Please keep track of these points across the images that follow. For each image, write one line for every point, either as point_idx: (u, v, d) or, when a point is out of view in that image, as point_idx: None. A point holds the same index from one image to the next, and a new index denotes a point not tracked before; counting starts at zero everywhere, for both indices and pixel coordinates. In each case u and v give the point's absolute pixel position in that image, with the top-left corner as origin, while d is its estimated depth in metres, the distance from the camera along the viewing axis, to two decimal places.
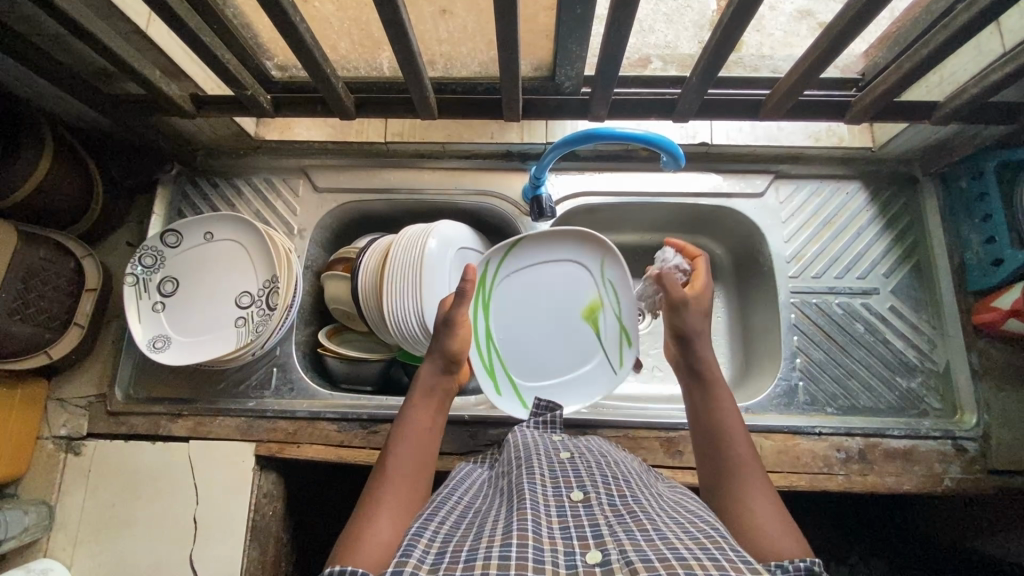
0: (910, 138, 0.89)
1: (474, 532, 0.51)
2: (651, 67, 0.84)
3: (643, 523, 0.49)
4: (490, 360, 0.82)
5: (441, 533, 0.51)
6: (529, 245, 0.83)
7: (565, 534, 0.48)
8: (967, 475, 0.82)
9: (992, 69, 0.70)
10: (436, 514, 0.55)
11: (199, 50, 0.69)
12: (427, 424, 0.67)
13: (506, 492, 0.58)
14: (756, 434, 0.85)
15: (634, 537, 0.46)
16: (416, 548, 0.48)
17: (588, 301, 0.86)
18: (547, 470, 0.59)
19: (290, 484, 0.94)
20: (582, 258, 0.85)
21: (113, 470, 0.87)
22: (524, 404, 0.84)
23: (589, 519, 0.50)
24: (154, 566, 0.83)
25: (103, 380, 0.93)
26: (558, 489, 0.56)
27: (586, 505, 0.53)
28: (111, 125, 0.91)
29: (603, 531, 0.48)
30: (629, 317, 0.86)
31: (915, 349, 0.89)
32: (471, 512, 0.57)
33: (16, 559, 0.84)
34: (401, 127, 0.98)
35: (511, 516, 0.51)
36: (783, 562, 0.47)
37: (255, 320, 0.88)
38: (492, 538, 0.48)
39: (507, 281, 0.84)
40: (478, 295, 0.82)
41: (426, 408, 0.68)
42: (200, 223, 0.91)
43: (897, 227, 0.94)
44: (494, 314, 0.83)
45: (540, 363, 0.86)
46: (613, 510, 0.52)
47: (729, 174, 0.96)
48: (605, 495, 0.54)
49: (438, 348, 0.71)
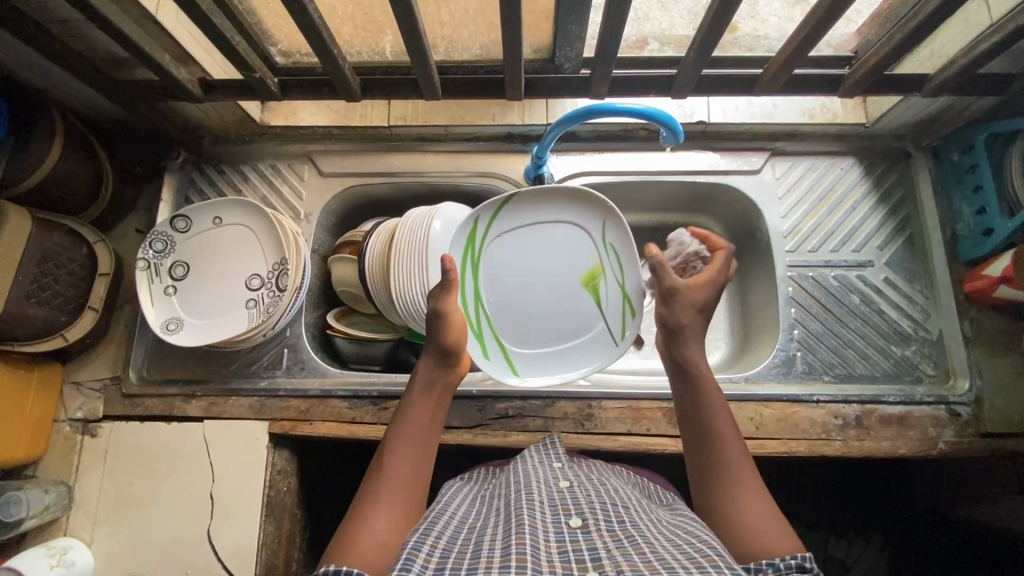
0: (902, 114, 0.91)
1: (471, 551, 0.52)
2: (649, 49, 0.86)
3: (641, 547, 0.51)
4: (479, 325, 0.85)
5: (438, 548, 0.53)
6: (519, 204, 0.84)
7: (563, 557, 0.50)
8: (960, 438, 0.85)
9: (979, 40, 0.72)
10: (433, 529, 0.57)
11: (210, 33, 0.70)
12: (425, 420, 0.69)
13: (505, 513, 0.60)
14: (756, 402, 0.87)
15: (633, 559, 0.49)
16: (414, 563, 0.50)
17: (589, 265, 0.86)
18: (546, 497, 0.61)
19: (303, 462, 0.96)
20: (583, 219, 0.85)
21: (129, 451, 0.89)
22: (512, 369, 0.88)
23: (587, 543, 0.53)
24: (172, 542, 0.85)
25: (117, 363, 0.95)
26: (557, 516, 0.58)
27: (584, 531, 0.55)
28: (119, 112, 0.92)
29: (600, 554, 0.51)
30: (633, 284, 0.85)
31: (909, 319, 0.92)
32: (467, 530, 0.59)
33: (35, 539, 0.86)
34: (403, 111, 0.99)
35: (509, 538, 0.53)
36: (774, 561, 0.52)
37: (266, 301, 0.90)
38: (490, 560, 0.50)
39: (497, 243, 0.85)
40: (466, 256, 0.84)
41: (424, 406, 0.70)
42: (208, 208, 0.93)
43: (890, 201, 0.96)
44: (484, 278, 0.86)
45: (532, 330, 0.88)
46: (612, 535, 0.54)
47: (726, 152, 0.98)
48: (603, 522, 0.56)
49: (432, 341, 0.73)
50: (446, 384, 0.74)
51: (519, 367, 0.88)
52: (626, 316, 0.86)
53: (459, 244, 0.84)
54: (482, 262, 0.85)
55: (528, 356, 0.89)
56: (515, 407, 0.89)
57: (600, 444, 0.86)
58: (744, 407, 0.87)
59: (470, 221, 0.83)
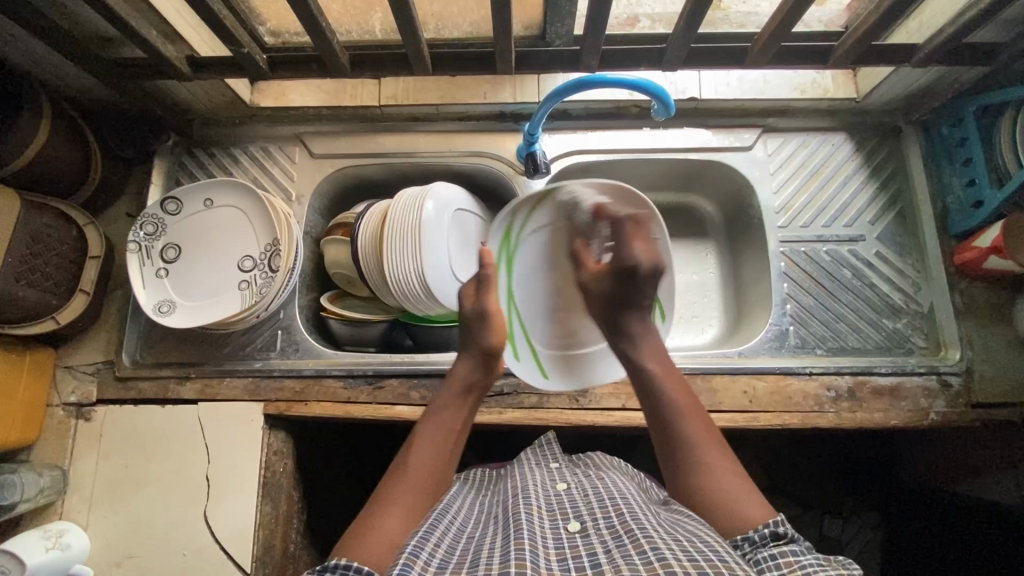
0: (891, 88, 0.91)
1: (472, 558, 0.53)
2: (640, 26, 0.86)
3: (641, 544, 0.51)
4: (511, 324, 0.87)
5: (438, 557, 0.53)
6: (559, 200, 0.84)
7: (563, 565, 0.50)
8: (951, 408, 0.86)
9: (967, 9, 0.73)
10: (434, 534, 0.56)
11: (197, 8, 0.70)
12: (455, 423, 0.70)
13: (503, 519, 0.61)
14: (749, 376, 0.88)
15: (633, 561, 0.48)
16: (413, 568, 0.50)
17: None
18: (544, 504, 0.63)
19: (298, 444, 0.96)
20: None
21: (123, 434, 0.88)
22: (544, 373, 0.88)
23: (586, 548, 0.53)
24: (169, 524, 0.85)
25: (110, 347, 0.94)
26: (556, 523, 0.59)
27: (584, 535, 0.56)
28: (107, 93, 0.91)
29: (601, 559, 0.50)
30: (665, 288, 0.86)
31: (901, 292, 0.93)
32: (467, 538, 0.59)
33: (31, 522, 0.86)
34: (394, 90, 0.98)
35: (508, 543, 0.53)
36: (750, 535, 0.54)
37: (258, 282, 0.89)
38: (491, 566, 0.50)
39: (533, 241, 0.88)
40: (502, 252, 0.86)
41: (455, 410, 0.71)
42: (198, 190, 0.92)
43: (881, 176, 0.97)
44: (517, 274, 0.89)
45: (562, 330, 0.89)
46: (612, 533, 0.54)
47: (718, 129, 0.98)
48: (602, 521, 0.57)
49: (474, 342, 0.74)
50: (482, 390, 0.74)
51: (549, 369, 0.88)
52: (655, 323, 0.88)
53: (496, 237, 0.86)
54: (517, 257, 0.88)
55: (558, 358, 0.89)
56: (510, 385, 0.90)
57: (595, 419, 0.87)
58: (737, 380, 0.87)
59: (510, 215, 0.84)
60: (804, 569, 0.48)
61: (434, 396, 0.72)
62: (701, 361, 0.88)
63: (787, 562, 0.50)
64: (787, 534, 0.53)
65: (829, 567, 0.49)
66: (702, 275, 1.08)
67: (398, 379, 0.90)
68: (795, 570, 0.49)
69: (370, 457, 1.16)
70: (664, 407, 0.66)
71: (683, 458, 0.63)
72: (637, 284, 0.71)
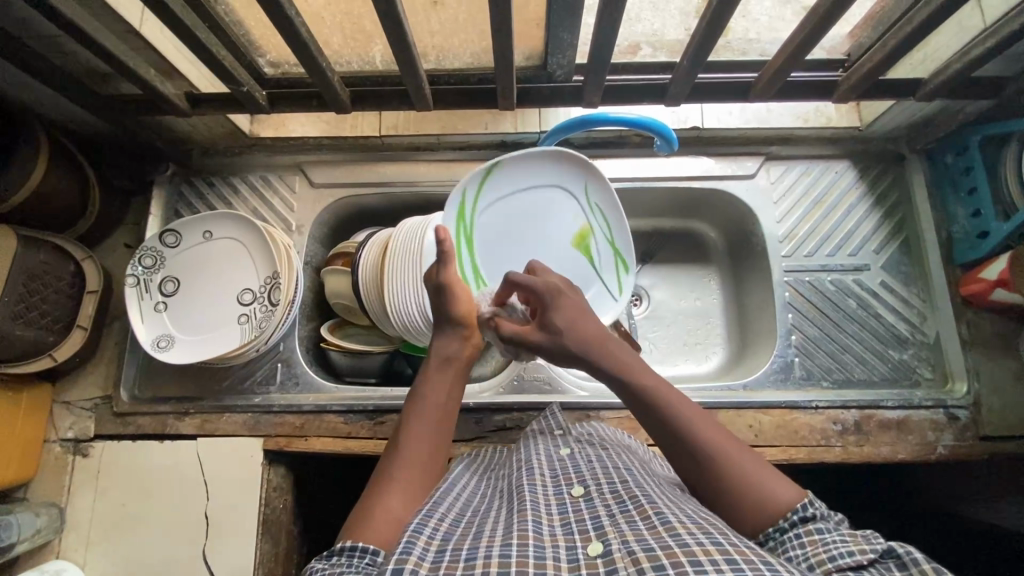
0: (895, 116, 0.90)
1: (475, 531, 0.51)
2: (641, 54, 0.83)
3: (645, 509, 0.49)
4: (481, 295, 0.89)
5: (441, 530, 0.51)
6: (510, 167, 0.86)
7: (566, 530, 0.49)
8: (958, 442, 0.85)
9: (973, 44, 0.72)
10: (437, 509, 0.54)
11: (196, 49, 0.70)
12: (442, 396, 0.65)
13: (507, 493, 0.59)
14: (754, 410, 0.87)
15: (637, 527, 0.47)
16: (415, 546, 0.47)
17: (577, 228, 0.91)
18: (547, 470, 0.60)
19: (298, 478, 0.95)
20: (569, 183, 0.89)
21: (122, 469, 0.88)
22: None
23: (590, 512, 0.51)
24: (168, 560, 0.84)
25: (108, 382, 0.93)
26: (560, 488, 0.57)
27: (587, 499, 0.54)
28: (103, 124, 0.90)
29: (603, 522, 0.49)
30: (622, 239, 0.91)
31: (907, 322, 0.92)
32: (470, 510, 0.57)
33: (28, 562, 0.85)
34: (395, 120, 0.97)
35: (511, 516, 0.52)
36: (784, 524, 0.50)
37: (257, 316, 0.89)
38: (492, 538, 0.48)
39: (488, 212, 0.88)
40: (459, 231, 0.86)
41: (440, 382, 0.66)
42: (198, 222, 0.92)
43: (885, 204, 0.96)
44: (479, 250, 0.88)
45: None
46: (615, 498, 0.52)
47: (720, 157, 0.97)
48: (606, 485, 0.55)
49: (446, 318, 0.72)
50: (464, 362, 0.70)
51: None
52: (619, 273, 0.93)
53: (451, 215, 0.85)
54: (475, 234, 0.87)
55: None
56: (513, 419, 0.89)
57: None
58: (742, 415, 0.87)
59: (460, 193, 0.84)
60: (826, 544, 0.47)
61: (416, 377, 0.68)
62: (705, 395, 0.88)
63: (811, 539, 0.49)
64: (815, 514, 0.50)
65: (851, 540, 0.47)
66: (704, 302, 1.07)
67: (399, 413, 0.89)
68: (818, 548, 0.48)
69: None
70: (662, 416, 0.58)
71: (700, 466, 0.55)
72: (559, 300, 0.69)
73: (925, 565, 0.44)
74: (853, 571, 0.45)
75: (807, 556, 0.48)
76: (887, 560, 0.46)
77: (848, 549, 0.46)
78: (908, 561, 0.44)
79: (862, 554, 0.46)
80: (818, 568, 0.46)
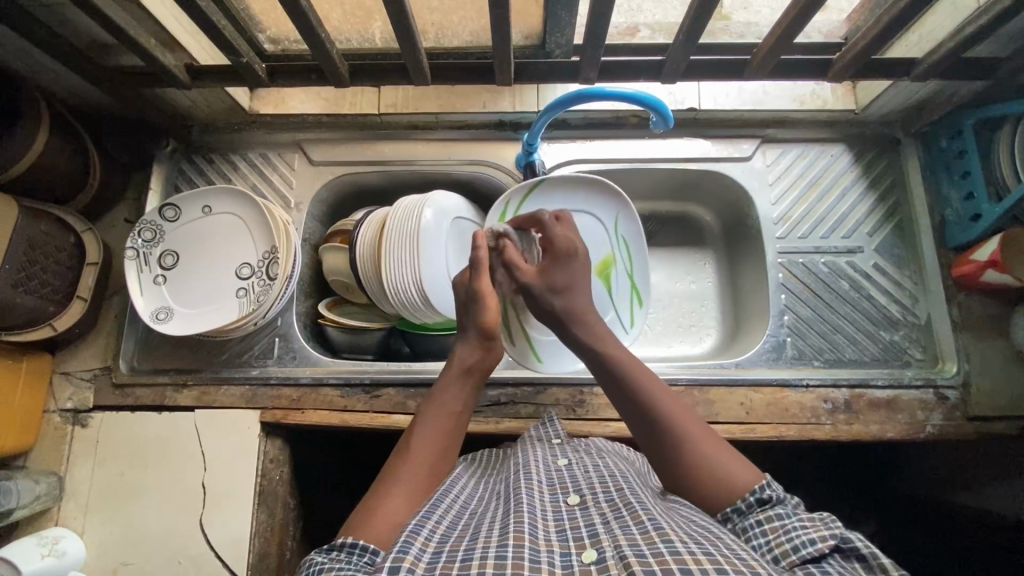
0: (890, 100, 0.91)
1: (471, 533, 0.51)
2: (640, 35, 0.85)
3: (639, 516, 0.50)
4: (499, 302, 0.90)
5: (437, 532, 0.51)
6: (553, 187, 0.92)
7: (561, 536, 0.50)
8: (947, 421, 0.86)
9: (966, 24, 0.72)
10: (434, 510, 0.55)
11: (198, 20, 0.71)
12: (456, 405, 0.67)
13: (503, 495, 0.59)
14: (745, 387, 0.88)
15: (631, 532, 0.48)
16: (412, 546, 0.48)
17: (601, 256, 0.95)
18: (544, 478, 0.61)
19: (294, 451, 0.96)
20: (598, 213, 0.94)
21: (121, 439, 0.89)
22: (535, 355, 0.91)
23: (585, 520, 0.52)
24: (165, 528, 0.85)
25: (107, 353, 0.94)
26: (556, 496, 0.58)
27: (583, 508, 0.55)
28: (105, 98, 0.91)
29: (598, 530, 0.50)
30: (642, 278, 0.95)
31: (899, 304, 0.93)
32: (466, 510, 0.58)
33: (28, 528, 0.86)
34: (394, 98, 0.98)
35: (507, 517, 0.52)
36: (737, 503, 0.53)
37: (255, 290, 0.90)
38: (488, 538, 0.49)
39: None
40: None
41: (455, 390, 0.68)
42: (198, 197, 0.92)
43: (880, 187, 0.97)
44: None
45: None
46: (612, 507, 0.53)
47: (717, 139, 0.98)
48: (602, 495, 0.56)
49: (473, 321, 0.73)
50: (484, 371, 0.72)
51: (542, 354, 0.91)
52: (634, 309, 0.95)
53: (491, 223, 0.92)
54: None
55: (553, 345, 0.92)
56: (507, 395, 0.90)
57: (591, 430, 0.87)
58: (734, 392, 0.88)
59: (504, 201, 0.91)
60: (788, 533, 0.48)
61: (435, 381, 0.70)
62: (697, 372, 0.88)
63: (772, 527, 0.49)
64: (773, 497, 0.52)
65: (811, 526, 0.48)
66: (699, 284, 1.07)
67: (395, 388, 0.90)
68: (780, 537, 0.48)
69: (367, 463, 1.16)
70: (634, 390, 0.62)
71: (663, 437, 0.59)
72: (577, 265, 0.73)
73: (884, 559, 0.44)
74: (813, 562, 0.46)
75: (770, 545, 0.48)
76: (846, 549, 0.46)
77: (809, 537, 0.47)
78: (868, 556, 0.45)
79: (822, 542, 0.46)
80: (782, 559, 0.47)
